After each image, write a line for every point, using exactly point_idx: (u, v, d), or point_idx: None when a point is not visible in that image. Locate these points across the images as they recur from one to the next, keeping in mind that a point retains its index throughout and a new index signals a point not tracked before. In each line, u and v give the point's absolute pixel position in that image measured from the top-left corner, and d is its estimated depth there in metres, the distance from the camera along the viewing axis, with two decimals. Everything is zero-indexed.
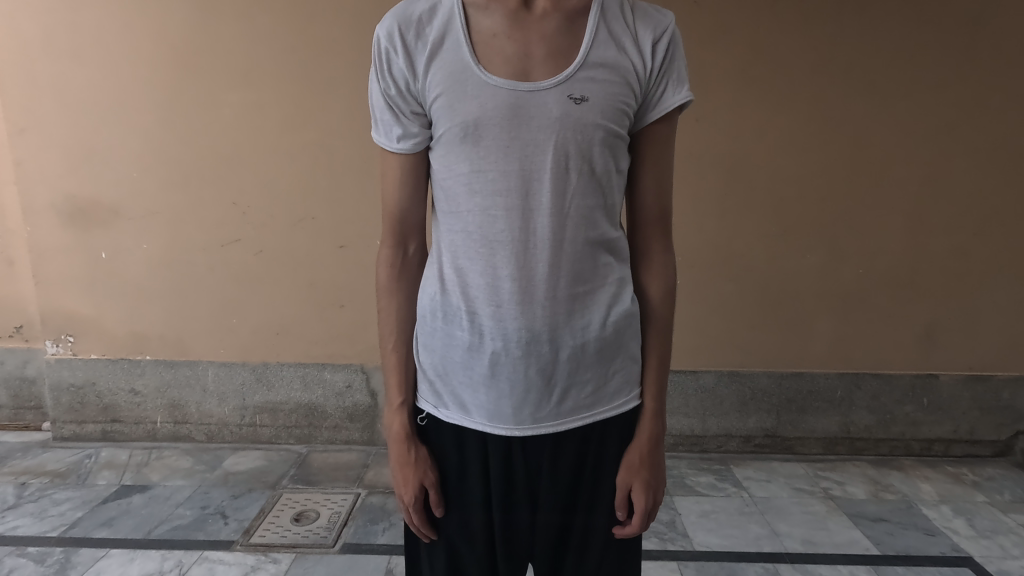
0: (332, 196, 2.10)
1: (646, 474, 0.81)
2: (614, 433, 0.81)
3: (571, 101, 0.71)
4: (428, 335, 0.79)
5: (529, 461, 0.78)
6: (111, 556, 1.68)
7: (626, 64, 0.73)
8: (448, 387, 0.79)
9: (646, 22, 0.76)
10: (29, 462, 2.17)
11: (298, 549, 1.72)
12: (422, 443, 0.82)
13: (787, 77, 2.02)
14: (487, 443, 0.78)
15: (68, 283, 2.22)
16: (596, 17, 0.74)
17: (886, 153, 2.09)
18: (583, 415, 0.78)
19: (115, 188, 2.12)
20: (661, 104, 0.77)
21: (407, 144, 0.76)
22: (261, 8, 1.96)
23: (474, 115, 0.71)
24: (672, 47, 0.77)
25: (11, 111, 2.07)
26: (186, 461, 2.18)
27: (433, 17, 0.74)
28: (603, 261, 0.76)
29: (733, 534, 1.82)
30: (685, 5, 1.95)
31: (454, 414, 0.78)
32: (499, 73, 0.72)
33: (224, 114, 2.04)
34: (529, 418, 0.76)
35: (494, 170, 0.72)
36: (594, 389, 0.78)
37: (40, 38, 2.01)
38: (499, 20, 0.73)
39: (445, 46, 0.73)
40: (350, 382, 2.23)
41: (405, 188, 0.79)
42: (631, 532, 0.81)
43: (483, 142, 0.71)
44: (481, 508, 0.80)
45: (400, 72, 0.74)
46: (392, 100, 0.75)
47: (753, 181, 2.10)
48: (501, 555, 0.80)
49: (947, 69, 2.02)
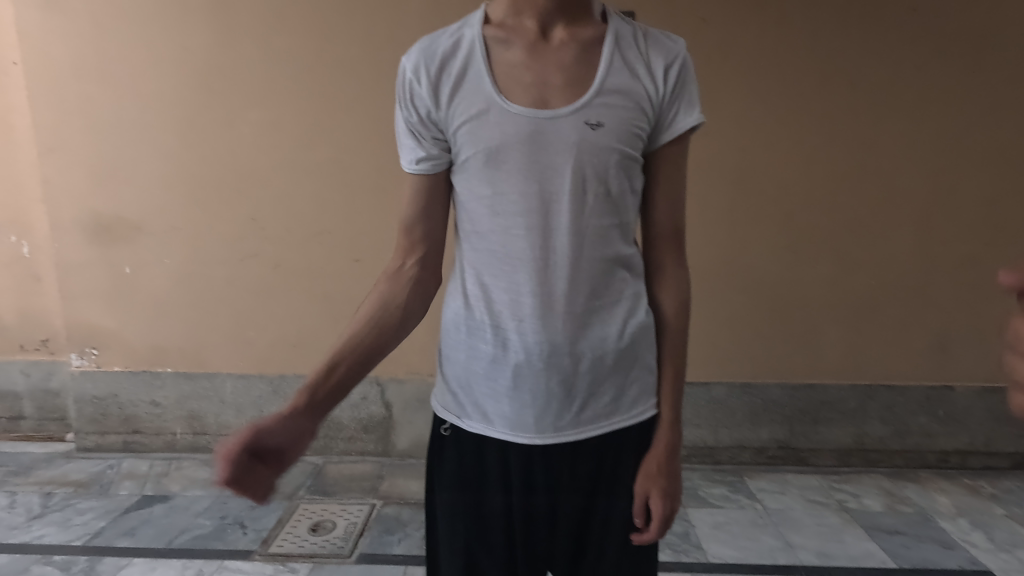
0: (349, 211, 2.14)
1: (663, 483, 0.81)
2: (630, 442, 0.83)
3: (588, 126, 0.74)
4: (452, 348, 0.82)
5: (549, 470, 0.80)
6: (133, 565, 1.71)
7: (639, 90, 0.76)
8: (471, 398, 0.81)
9: (658, 50, 0.79)
10: (53, 472, 2.22)
11: (315, 559, 1.74)
12: (442, 451, 0.84)
13: (795, 92, 2.04)
14: (509, 452, 0.80)
15: (92, 297, 2.28)
16: (611, 45, 0.77)
17: (894, 165, 2.10)
18: (601, 424, 0.80)
19: (139, 204, 2.19)
20: (674, 126, 0.79)
21: (426, 166, 0.79)
22: (279, 29, 2.02)
23: (496, 141, 0.75)
24: (683, 71, 0.79)
25: (41, 131, 2.14)
26: (205, 472, 2.21)
27: (455, 49, 0.78)
28: (619, 276, 0.78)
29: (748, 545, 1.82)
30: (694, 23, 1.99)
31: (477, 424, 0.81)
32: (519, 101, 0.75)
33: (244, 132, 2.10)
34: (551, 427, 0.78)
35: (515, 192, 0.75)
36: (612, 399, 0.80)
37: (69, 62, 2.08)
38: (519, 50, 0.77)
39: (467, 77, 0.76)
40: (365, 394, 2.27)
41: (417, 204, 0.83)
42: (648, 539, 0.81)
43: (505, 166, 0.75)
44: (500, 514, 0.82)
45: (423, 101, 0.77)
46: (415, 126, 0.79)
47: (764, 194, 2.12)
48: (521, 559, 0.83)
49: (955, 81, 2.04)
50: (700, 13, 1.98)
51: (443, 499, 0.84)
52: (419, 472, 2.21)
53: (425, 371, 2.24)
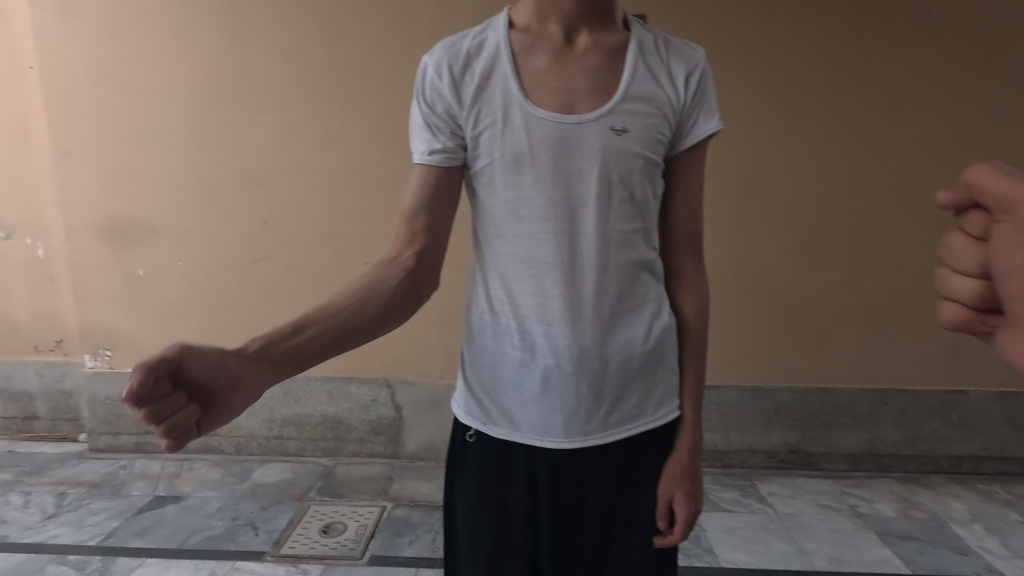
0: (360, 213, 2.15)
1: (687, 485, 0.83)
2: (654, 443, 0.84)
3: (613, 132, 0.77)
4: (476, 354, 0.83)
5: (577, 474, 0.81)
6: (146, 566, 1.72)
7: (663, 97, 0.79)
8: (497, 403, 0.82)
9: (679, 58, 0.82)
10: (67, 472, 2.24)
11: (326, 560, 1.75)
12: (465, 458, 0.84)
13: (807, 94, 2.03)
14: (536, 457, 0.81)
15: (106, 299, 2.30)
16: (634, 52, 0.81)
17: (908, 168, 2.09)
18: (628, 426, 0.81)
19: (152, 207, 2.20)
20: (695, 132, 0.82)
21: (437, 157, 0.79)
22: (291, 33, 2.03)
23: (524, 145, 0.77)
24: (704, 78, 0.83)
25: (57, 134, 2.17)
26: (216, 473, 2.22)
27: (480, 50, 0.80)
28: (643, 279, 0.81)
29: (760, 550, 1.81)
30: (705, 26, 1.98)
31: (503, 429, 0.81)
32: (545, 106, 0.78)
33: (256, 135, 2.11)
34: (579, 431, 0.79)
35: (542, 196, 0.77)
36: (639, 401, 0.82)
37: (85, 66, 2.11)
38: (545, 56, 0.80)
39: (493, 79, 0.78)
40: (375, 396, 2.27)
41: (422, 194, 0.82)
42: (672, 541, 0.83)
43: (532, 170, 0.77)
44: (525, 521, 0.82)
45: (445, 98, 0.78)
46: (431, 119, 0.79)
47: (776, 197, 2.11)
48: (547, 566, 0.83)
49: (969, 84, 2.02)
50: (711, 16, 1.98)
51: (467, 506, 0.83)
52: (429, 475, 2.21)
53: (435, 373, 2.25)
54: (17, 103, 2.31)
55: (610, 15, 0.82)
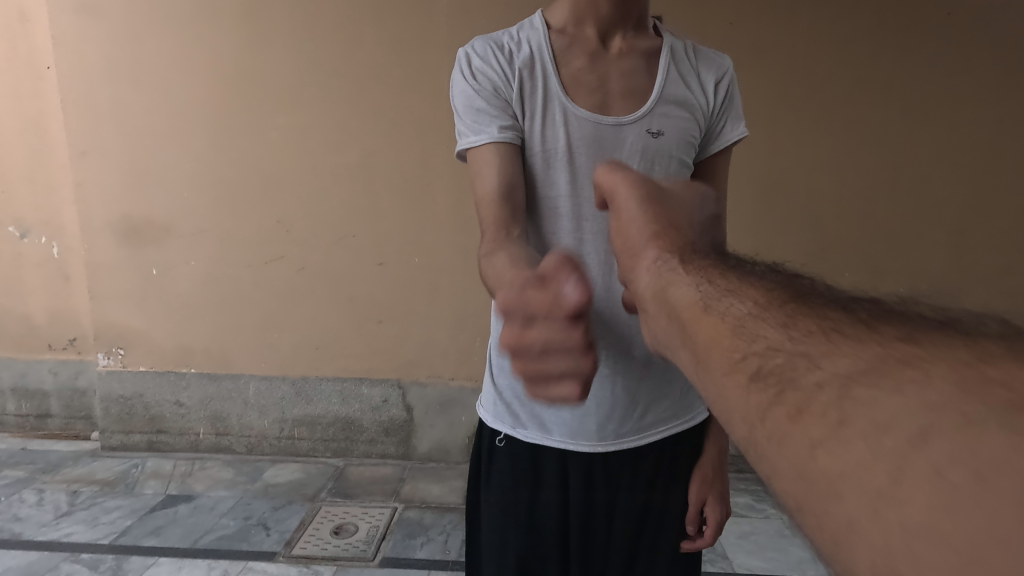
0: (374, 214, 2.15)
1: (716, 487, 0.92)
2: (685, 447, 0.90)
3: (650, 134, 0.86)
4: (506, 357, 0.87)
5: (608, 476, 0.85)
6: (159, 565, 1.72)
7: (695, 101, 0.89)
8: (527, 407, 0.85)
9: (708, 65, 0.92)
10: (80, 471, 2.25)
11: (338, 561, 1.74)
12: (494, 461, 0.87)
13: (825, 95, 2.02)
14: (567, 459, 0.84)
15: (121, 298, 2.31)
16: (668, 58, 0.89)
17: (928, 171, 2.07)
18: (661, 428, 0.86)
19: (167, 207, 2.22)
20: (723, 137, 0.94)
21: (506, 133, 0.82)
22: (307, 34, 2.03)
23: (565, 144, 0.85)
24: (730, 86, 0.93)
25: (75, 135, 2.19)
26: (228, 472, 2.23)
27: (520, 49, 0.86)
28: None
29: (774, 557, 1.79)
30: (722, 28, 1.97)
31: (534, 433, 0.84)
32: (583, 106, 0.86)
33: (271, 136, 2.12)
34: (613, 434, 0.84)
35: (582, 195, 0.86)
36: (672, 404, 0.87)
37: (103, 67, 2.12)
38: (582, 58, 0.87)
39: (533, 75, 0.85)
40: (386, 397, 2.27)
41: (504, 169, 0.82)
42: (700, 545, 0.90)
43: (570, 169, 0.85)
44: (556, 519, 0.84)
45: (491, 88, 0.84)
46: (483, 102, 0.84)
47: (793, 199, 2.10)
48: (577, 565, 0.86)
49: (992, 85, 1.99)
50: (728, 17, 1.97)
51: (493, 508, 0.86)
52: (440, 476, 2.21)
53: (448, 373, 2.25)
54: (36, 104, 2.33)
55: (643, 22, 0.91)
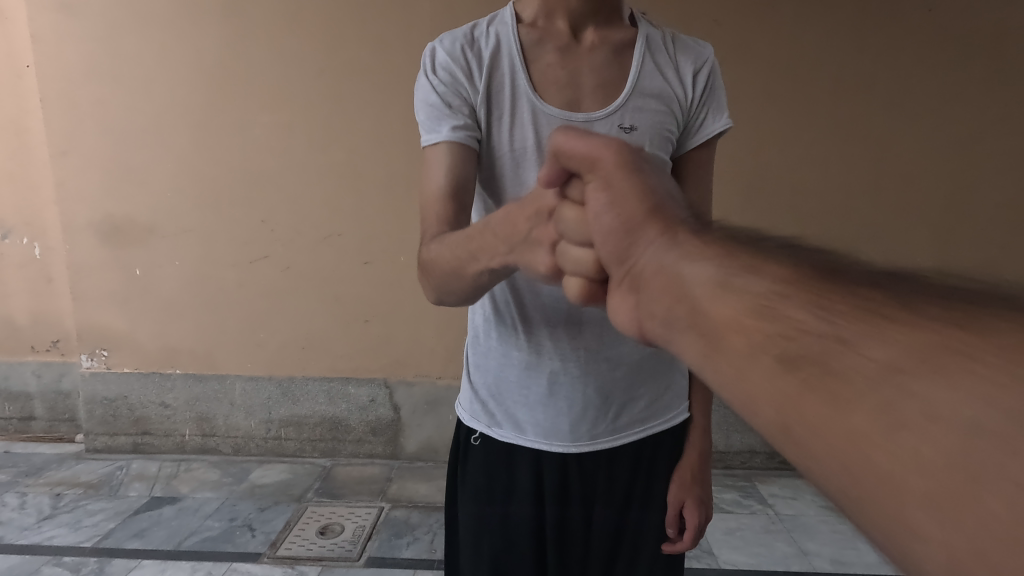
0: (359, 213, 2.15)
1: (696, 491, 0.95)
2: (664, 451, 0.95)
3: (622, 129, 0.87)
4: (483, 356, 0.93)
5: (584, 474, 0.90)
6: (142, 567, 1.71)
7: (671, 93, 0.89)
8: (502, 406, 0.90)
9: (686, 55, 0.91)
10: (64, 473, 2.24)
11: (324, 562, 1.74)
12: (472, 457, 0.93)
13: (808, 90, 2.04)
14: (542, 457, 0.89)
15: (105, 299, 2.29)
16: (644, 49, 0.89)
17: (912, 165, 2.11)
18: (637, 429, 0.91)
19: (149, 207, 2.20)
20: (704, 130, 0.93)
21: (459, 133, 0.83)
22: (291, 30, 2.01)
23: (534, 141, 0.85)
24: (711, 77, 0.93)
25: (55, 134, 2.16)
26: (214, 474, 2.22)
27: (486, 44, 0.87)
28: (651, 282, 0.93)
29: (760, 552, 1.81)
30: (705, 25, 1.98)
31: (509, 432, 0.89)
32: (553, 103, 0.86)
33: (256, 135, 2.11)
34: (587, 435, 0.88)
35: None
36: (647, 405, 0.92)
37: (86, 65, 2.10)
38: (553, 52, 0.88)
39: (502, 72, 0.86)
40: (373, 397, 2.27)
41: (450, 167, 0.83)
42: (681, 548, 0.94)
43: (539, 167, 0.86)
44: (531, 510, 0.90)
45: (454, 85, 0.85)
46: (444, 100, 0.84)
47: (778, 194, 2.14)
48: (555, 558, 0.91)
49: (972, 78, 2.02)
50: (711, 13, 1.98)
51: (469, 508, 0.92)
52: (428, 475, 2.22)
53: (435, 373, 2.25)
54: (16, 103, 2.30)
55: (616, 13, 0.92)
